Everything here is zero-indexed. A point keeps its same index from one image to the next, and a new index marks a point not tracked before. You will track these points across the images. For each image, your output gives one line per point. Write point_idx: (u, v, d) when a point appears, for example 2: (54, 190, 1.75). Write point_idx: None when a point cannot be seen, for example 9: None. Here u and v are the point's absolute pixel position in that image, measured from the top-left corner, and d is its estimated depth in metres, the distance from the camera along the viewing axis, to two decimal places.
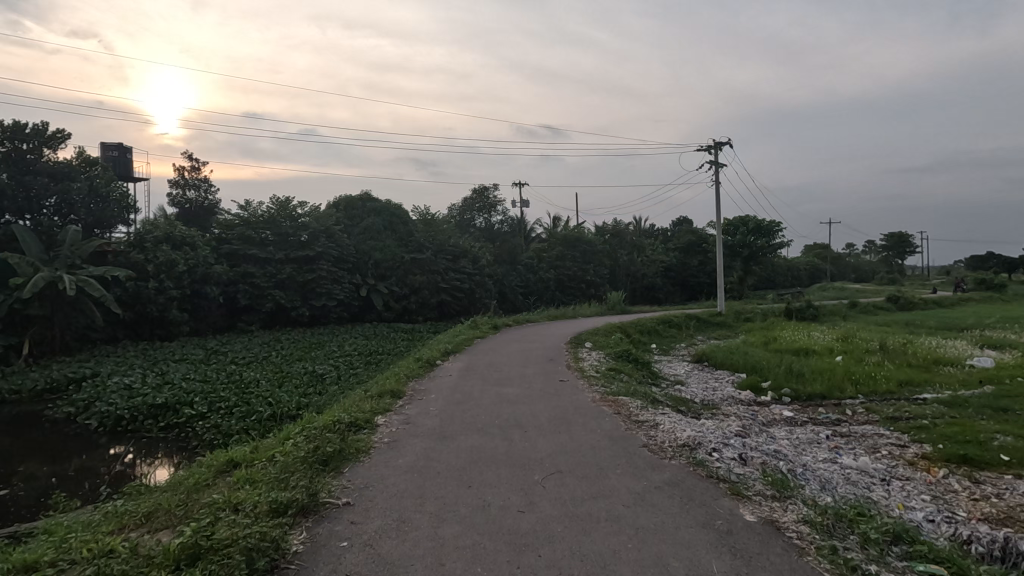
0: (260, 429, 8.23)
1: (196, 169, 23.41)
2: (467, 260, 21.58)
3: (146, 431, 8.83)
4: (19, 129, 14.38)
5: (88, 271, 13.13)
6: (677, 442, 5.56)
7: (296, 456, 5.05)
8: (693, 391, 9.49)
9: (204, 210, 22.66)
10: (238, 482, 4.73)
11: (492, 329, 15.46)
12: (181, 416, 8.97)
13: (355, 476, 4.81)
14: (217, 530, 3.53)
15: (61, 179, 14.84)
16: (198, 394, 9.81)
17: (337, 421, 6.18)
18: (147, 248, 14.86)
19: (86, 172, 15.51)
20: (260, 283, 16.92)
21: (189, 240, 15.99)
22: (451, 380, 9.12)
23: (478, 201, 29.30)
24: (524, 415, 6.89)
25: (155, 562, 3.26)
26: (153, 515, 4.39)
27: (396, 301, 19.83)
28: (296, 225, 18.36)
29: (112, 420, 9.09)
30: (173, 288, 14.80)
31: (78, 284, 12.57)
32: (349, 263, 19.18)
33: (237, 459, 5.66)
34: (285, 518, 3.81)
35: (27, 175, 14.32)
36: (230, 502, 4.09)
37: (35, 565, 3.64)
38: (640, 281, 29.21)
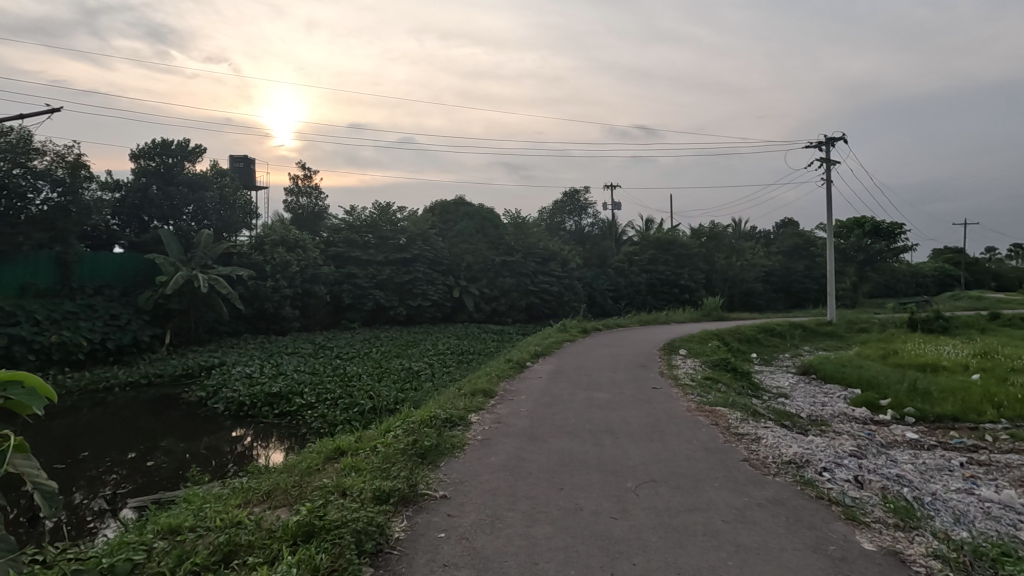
0: (362, 420, 8.77)
1: (308, 177, 25.46)
2: (556, 263, 21.65)
3: (263, 416, 9.73)
4: (166, 146, 16.42)
5: (218, 271, 14.63)
6: (783, 458, 5.22)
7: (397, 447, 5.35)
8: (798, 404, 8.87)
9: (314, 215, 24.57)
10: (345, 468, 5.08)
11: (581, 333, 15.37)
12: (293, 404, 9.79)
13: (451, 471, 5.00)
14: (329, 511, 3.81)
15: (198, 189, 16.73)
16: (307, 385, 10.64)
17: (433, 416, 6.44)
18: (266, 250, 16.35)
19: (218, 182, 17.39)
20: (362, 283, 18.02)
21: (302, 242, 17.40)
22: (541, 382, 9.18)
23: (569, 204, 29.43)
24: (615, 421, 6.78)
25: (276, 537, 3.60)
26: (272, 493, 4.82)
27: (486, 302, 20.33)
28: (396, 228, 19.37)
29: (235, 405, 10.13)
30: (287, 287, 16.17)
31: (210, 282, 14.05)
32: (443, 265, 19.90)
33: (344, 448, 6.06)
34: (388, 506, 4.04)
35: (171, 186, 16.34)
36: (339, 486, 4.40)
37: (177, 529, 4.13)
38: (739, 286, 27.76)
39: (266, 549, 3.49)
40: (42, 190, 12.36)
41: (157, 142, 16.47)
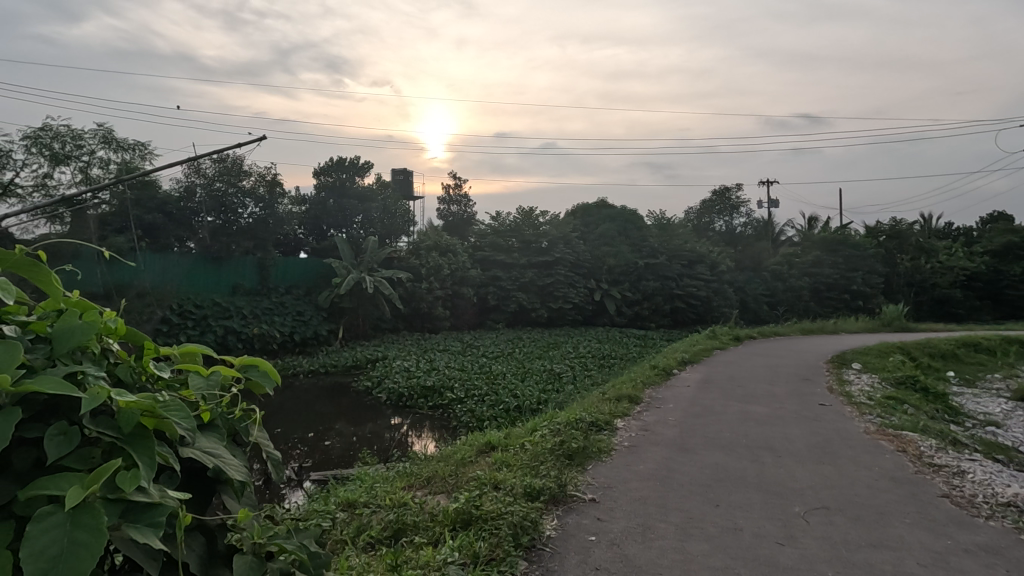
0: (507, 417, 9.10)
1: (459, 186, 27.10)
2: (704, 266, 20.48)
3: (419, 407, 10.55)
4: (341, 164, 19.19)
5: (381, 273, 16.22)
6: (997, 500, 4.37)
7: (545, 446, 5.47)
8: (1015, 436, 7.35)
9: (464, 222, 26.08)
10: (497, 462, 5.31)
11: (734, 341, 14.34)
12: (445, 398, 10.49)
13: (599, 475, 4.97)
14: (485, 502, 4.01)
15: (366, 201, 18.83)
16: (457, 381, 11.33)
17: (578, 418, 6.45)
18: (422, 255, 17.74)
19: (381, 194, 19.34)
20: (506, 286, 18.71)
21: (452, 247, 18.61)
22: (690, 391, 8.74)
23: (719, 203, 27.75)
24: (776, 438, 6.22)
25: (437, 521, 3.88)
26: (431, 479, 5.20)
27: (629, 306, 19.92)
28: (538, 232, 19.86)
29: (396, 395, 11.13)
30: (439, 289, 17.38)
31: (375, 284, 15.63)
32: (585, 268, 19.92)
33: (494, 443, 6.33)
34: (539, 503, 4.15)
35: (344, 198, 18.63)
36: (492, 479, 4.61)
37: (353, 503, 4.65)
38: (928, 293, 23.84)
39: (430, 530, 3.79)
40: (248, 206, 15.02)
41: (334, 162, 19.27)
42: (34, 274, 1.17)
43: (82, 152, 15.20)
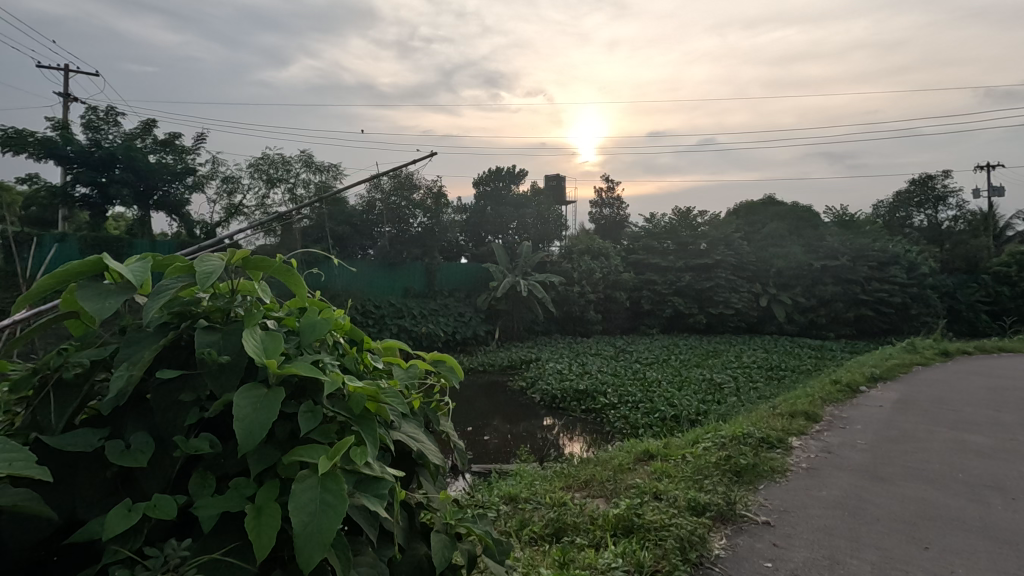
0: (663, 426, 8.75)
1: (611, 189, 26.90)
2: (899, 268, 17.71)
3: (572, 410, 10.63)
4: (498, 173, 20.33)
5: (535, 277, 16.66)
6: None
7: (708, 460, 5.16)
8: None
9: (616, 224, 25.80)
10: (656, 472, 5.14)
11: (941, 356, 12.15)
12: (598, 403, 10.42)
13: (772, 496, 4.55)
14: (646, 511, 3.91)
15: (521, 208, 19.67)
16: (610, 386, 11.20)
17: (746, 433, 5.96)
18: (574, 259, 17.92)
19: (535, 201, 20.04)
20: (661, 290, 18.03)
21: (604, 251, 18.49)
22: (883, 412, 7.59)
23: (918, 194, 23.81)
24: (1005, 476, 5.12)
25: (598, 524, 3.88)
26: (590, 482, 5.21)
27: (801, 313, 17.98)
28: (696, 234, 18.88)
29: (549, 397, 11.36)
30: (591, 293, 17.36)
31: (529, 287, 16.11)
32: (748, 271, 18.48)
33: (653, 451, 6.13)
34: (705, 519, 3.92)
35: (501, 206, 19.59)
36: (652, 489, 4.48)
37: (516, 497, 4.83)
38: None
39: (591, 533, 3.80)
40: (418, 216, 16.49)
41: (492, 171, 20.44)
42: (285, 275, 1.40)
43: (289, 175, 18.04)
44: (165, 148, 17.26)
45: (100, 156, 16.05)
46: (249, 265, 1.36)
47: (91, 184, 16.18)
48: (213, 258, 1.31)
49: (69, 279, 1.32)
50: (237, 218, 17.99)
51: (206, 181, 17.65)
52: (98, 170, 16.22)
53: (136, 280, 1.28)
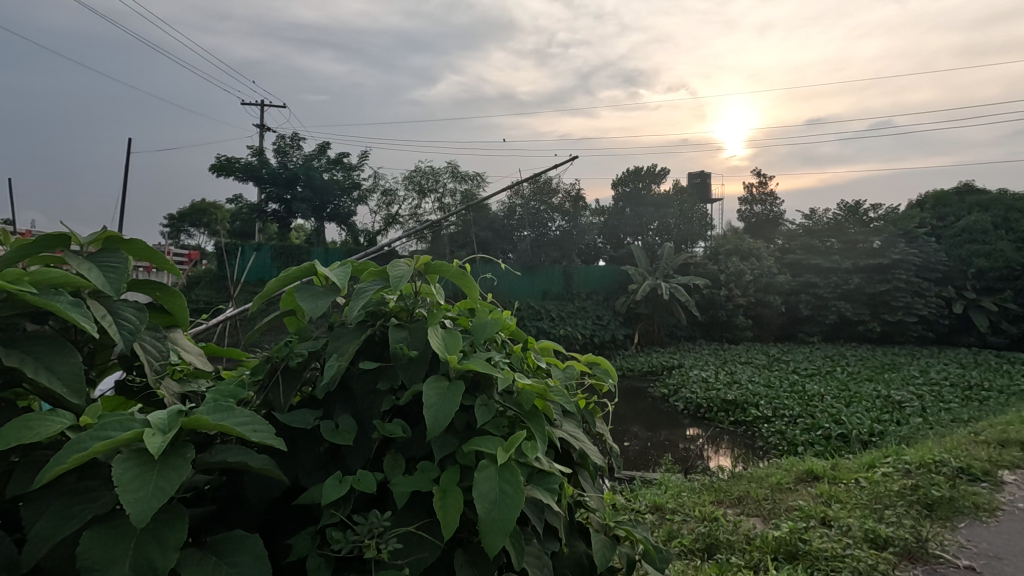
0: (829, 445, 7.85)
1: (763, 184, 24.82)
2: None
3: (720, 421, 9.99)
4: (638, 173, 19.77)
5: (678, 279, 15.93)
6: None
7: (889, 488, 4.53)
8: None
9: (770, 222, 23.72)
10: (823, 495, 4.64)
11: None
12: (749, 415, 9.66)
13: (977, 538, 3.85)
14: (813, 538, 3.56)
15: (662, 208, 19.01)
16: (763, 397, 10.30)
17: (939, 461, 5.11)
18: (721, 260, 16.85)
19: (677, 200, 19.21)
20: (824, 294, 16.19)
21: (756, 251, 17.10)
22: None
23: None
24: None
25: (756, 546, 3.61)
26: (743, 500, 4.85)
27: (1011, 322, 14.98)
28: (867, 230, 16.67)
29: (694, 406, 10.80)
30: (740, 296, 16.16)
31: (671, 290, 15.44)
32: (936, 272, 15.89)
33: (818, 472, 5.52)
34: (888, 555, 3.44)
35: (641, 207, 19.04)
36: (819, 514, 4.05)
37: (662, 507, 4.67)
38: None
39: (748, 554, 3.55)
40: (556, 220, 16.93)
41: (631, 171, 19.92)
42: (461, 279, 1.52)
43: (438, 185, 19.39)
44: (336, 166, 19.58)
45: (287, 176, 18.72)
46: (430, 269, 1.50)
47: (280, 201, 18.94)
48: (402, 263, 1.46)
49: (290, 282, 1.56)
50: (394, 227, 19.78)
51: (368, 194, 19.68)
52: (285, 189, 18.95)
53: (341, 284, 1.47)
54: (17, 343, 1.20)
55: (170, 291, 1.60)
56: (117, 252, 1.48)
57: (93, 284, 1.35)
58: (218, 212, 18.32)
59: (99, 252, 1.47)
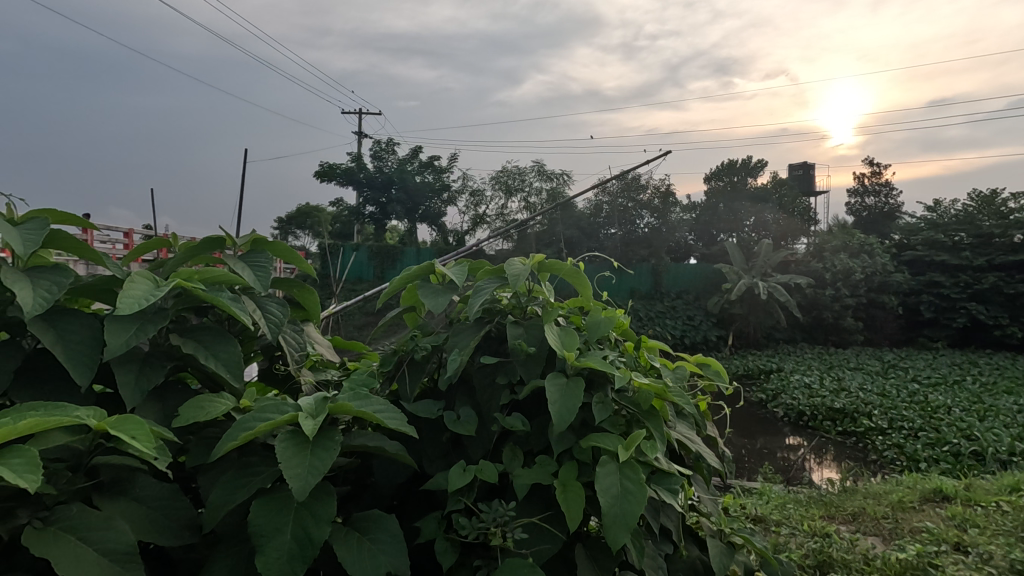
0: (958, 463, 7.04)
1: (877, 174, 22.70)
2: None
3: (826, 431, 9.28)
4: (733, 167, 19.14)
5: (777, 278, 14.94)
6: None
7: None
8: None
9: (884, 216, 21.64)
10: (954, 518, 4.18)
11: None
12: (860, 425, 8.87)
13: None
14: (945, 564, 3.23)
15: (759, 202, 17.94)
16: (877, 407, 9.40)
17: None
18: (826, 257, 15.61)
19: (777, 194, 18.03)
20: (951, 294, 14.52)
21: (868, 247, 15.66)
22: None
23: None
24: None
25: (877, 567, 3.33)
26: (859, 517, 4.47)
27: None
28: (1005, 222, 14.72)
29: (795, 413, 10.11)
30: (849, 296, 14.90)
31: (770, 289, 14.51)
32: None
33: (949, 493, 4.96)
34: None
35: (736, 202, 18.18)
36: (952, 539, 3.65)
37: (764, 519, 4.40)
38: None
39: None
40: (645, 217, 16.16)
41: (725, 165, 19.25)
42: (574, 277, 1.53)
43: (525, 185, 19.58)
44: (427, 168, 20.40)
45: (382, 180, 19.78)
46: (544, 267, 1.52)
47: (376, 203, 20.03)
48: (517, 261, 1.50)
49: (411, 280, 1.65)
50: (481, 227, 20.26)
51: (457, 195, 20.28)
52: (381, 192, 20.03)
53: (459, 282, 1.54)
54: (189, 332, 1.36)
55: (304, 289, 1.74)
56: (263, 252, 1.64)
57: (247, 282, 1.51)
58: (321, 215, 19.67)
59: (249, 252, 1.63)
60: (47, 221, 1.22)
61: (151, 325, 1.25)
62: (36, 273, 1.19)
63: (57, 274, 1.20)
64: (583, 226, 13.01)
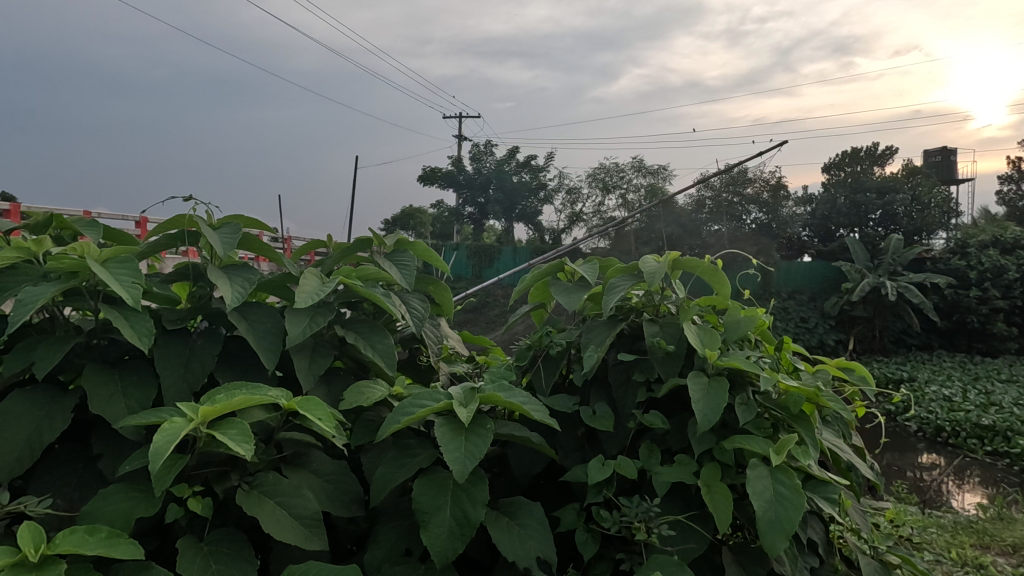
0: None
1: None
2: None
3: (970, 450, 8.20)
4: (856, 154, 17.42)
5: (908, 277, 13.40)
6: None
7: None
8: None
9: None
10: None
11: None
12: (1014, 446, 7.74)
13: None
14: None
15: (887, 193, 16.06)
16: None
17: None
18: (972, 254, 13.74)
19: (909, 183, 16.16)
20: None
21: None
22: None
23: None
24: None
25: None
26: (1021, 550, 3.92)
27: None
28: None
29: (931, 428, 9.00)
30: (1000, 298, 12.99)
31: (899, 289, 13.05)
32: None
33: None
34: None
35: (859, 194, 16.23)
36: None
37: None
38: None
39: None
40: (752, 212, 14.78)
41: (846, 154, 17.57)
42: (711, 276, 1.49)
43: (622, 181, 19.20)
44: (525, 168, 20.71)
45: (481, 181, 20.38)
46: (678, 265, 1.50)
47: (475, 204, 20.64)
48: (651, 259, 1.49)
49: (541, 278, 1.70)
50: (578, 225, 20.19)
51: (554, 193, 20.34)
52: (479, 192, 20.61)
53: (591, 280, 1.57)
54: (348, 324, 1.51)
55: (440, 286, 1.85)
56: (406, 252, 1.76)
57: (395, 279, 1.64)
58: (423, 216, 20.60)
59: (393, 251, 1.77)
60: (240, 225, 1.41)
61: (321, 317, 1.40)
62: (232, 271, 1.38)
63: (247, 272, 1.38)
64: (685, 223, 12.50)
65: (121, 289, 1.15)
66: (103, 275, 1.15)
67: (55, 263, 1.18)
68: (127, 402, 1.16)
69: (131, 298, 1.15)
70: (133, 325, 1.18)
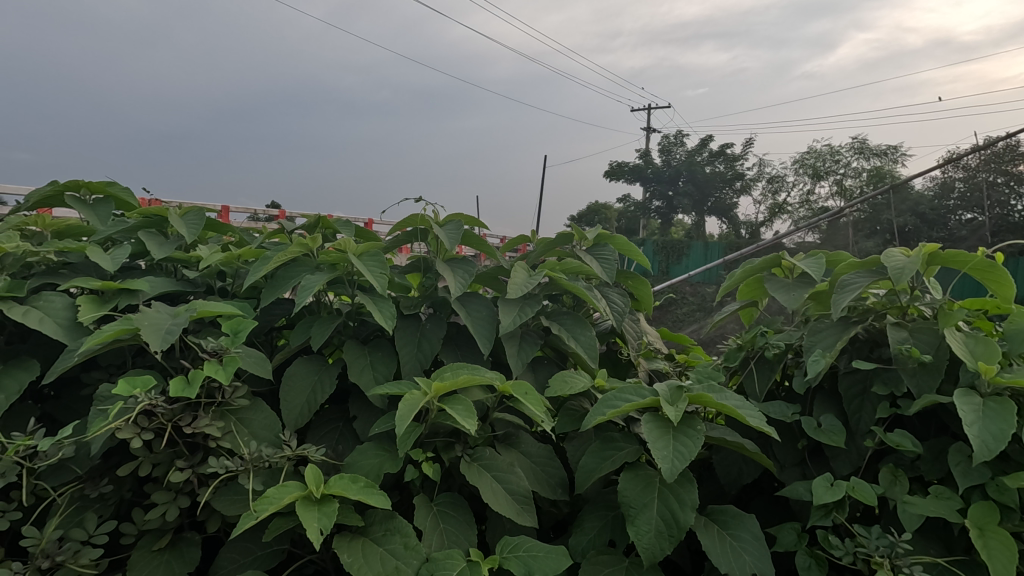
0: None
1: None
2: None
3: None
4: None
5: None
6: None
7: None
8: None
9: None
10: None
11: None
12: None
13: None
14: None
15: None
16: None
17: None
18: None
19: None
20: None
21: None
22: None
23: None
24: None
25: None
26: None
27: None
28: None
29: None
30: None
31: None
32: None
33: None
34: None
35: None
36: None
37: None
38: None
39: None
40: None
41: None
42: (986, 273, 1.21)
43: (839, 166, 16.75)
44: (719, 157, 19.40)
45: (670, 173, 19.53)
46: (936, 260, 1.25)
47: (662, 197, 19.88)
48: (899, 254, 1.26)
49: (753, 274, 1.55)
50: (781, 217, 18.22)
51: (752, 183, 18.66)
52: (668, 185, 19.78)
53: (816, 275, 1.39)
54: (552, 316, 1.57)
55: (638, 281, 1.81)
56: (606, 246, 1.77)
57: (597, 273, 1.65)
58: (609, 212, 20.64)
59: (593, 245, 1.78)
60: (461, 223, 1.56)
61: (528, 308, 1.47)
62: (454, 264, 1.54)
63: (467, 265, 1.52)
64: (925, 212, 10.35)
65: (373, 278, 1.36)
66: (360, 267, 1.37)
67: (323, 256, 1.43)
68: (375, 373, 1.35)
69: (380, 286, 1.36)
70: (379, 308, 1.38)
